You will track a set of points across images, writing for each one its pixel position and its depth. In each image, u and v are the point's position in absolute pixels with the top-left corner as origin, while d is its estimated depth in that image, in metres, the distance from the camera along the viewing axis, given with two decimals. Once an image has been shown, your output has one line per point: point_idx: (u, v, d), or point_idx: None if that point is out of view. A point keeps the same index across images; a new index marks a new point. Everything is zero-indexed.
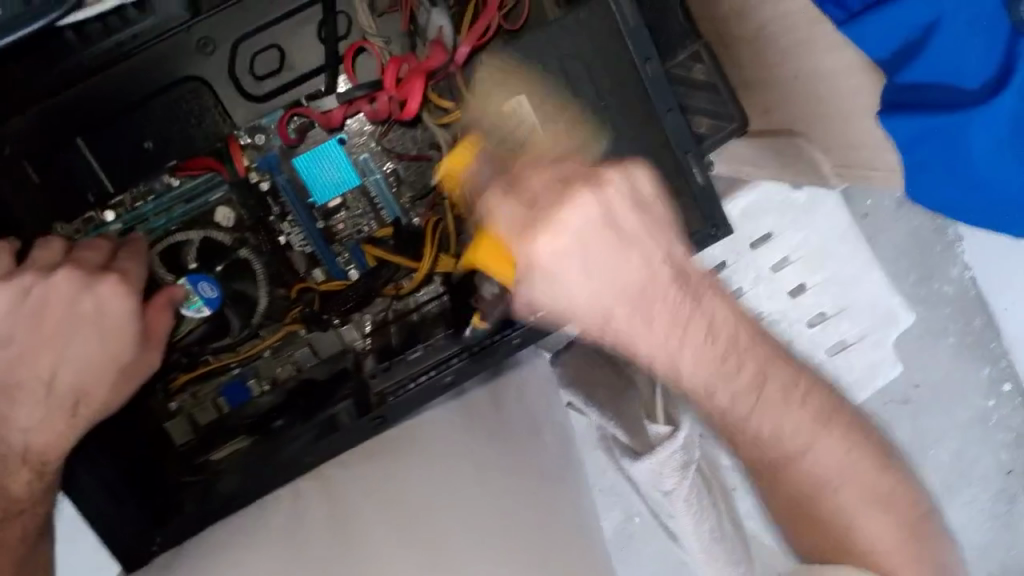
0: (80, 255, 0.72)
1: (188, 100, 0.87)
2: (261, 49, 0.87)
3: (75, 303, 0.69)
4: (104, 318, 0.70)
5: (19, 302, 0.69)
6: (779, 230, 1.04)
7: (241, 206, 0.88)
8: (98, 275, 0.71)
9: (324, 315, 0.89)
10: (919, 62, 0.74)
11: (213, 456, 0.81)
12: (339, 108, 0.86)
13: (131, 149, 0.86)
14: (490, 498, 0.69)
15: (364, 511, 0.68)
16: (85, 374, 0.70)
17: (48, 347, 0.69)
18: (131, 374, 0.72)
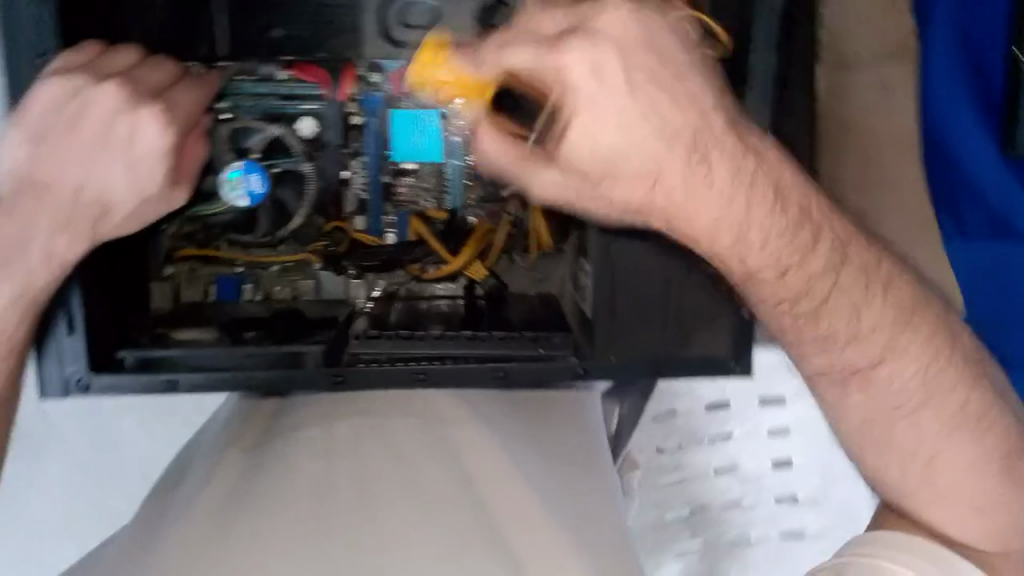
0: (138, 75, 0.68)
1: (331, 14, 0.88)
2: (416, 2, 0.89)
3: (121, 118, 0.64)
4: (134, 149, 0.65)
5: (68, 100, 0.63)
6: (791, 398, 1.10)
7: (325, 124, 0.87)
8: (146, 104, 0.65)
9: (343, 261, 0.89)
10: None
11: (175, 333, 0.77)
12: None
13: (258, 34, 0.88)
14: (511, 491, 0.70)
15: (376, 496, 0.66)
16: (92, 189, 0.64)
17: (72, 154, 0.64)
18: (142, 214, 0.67)
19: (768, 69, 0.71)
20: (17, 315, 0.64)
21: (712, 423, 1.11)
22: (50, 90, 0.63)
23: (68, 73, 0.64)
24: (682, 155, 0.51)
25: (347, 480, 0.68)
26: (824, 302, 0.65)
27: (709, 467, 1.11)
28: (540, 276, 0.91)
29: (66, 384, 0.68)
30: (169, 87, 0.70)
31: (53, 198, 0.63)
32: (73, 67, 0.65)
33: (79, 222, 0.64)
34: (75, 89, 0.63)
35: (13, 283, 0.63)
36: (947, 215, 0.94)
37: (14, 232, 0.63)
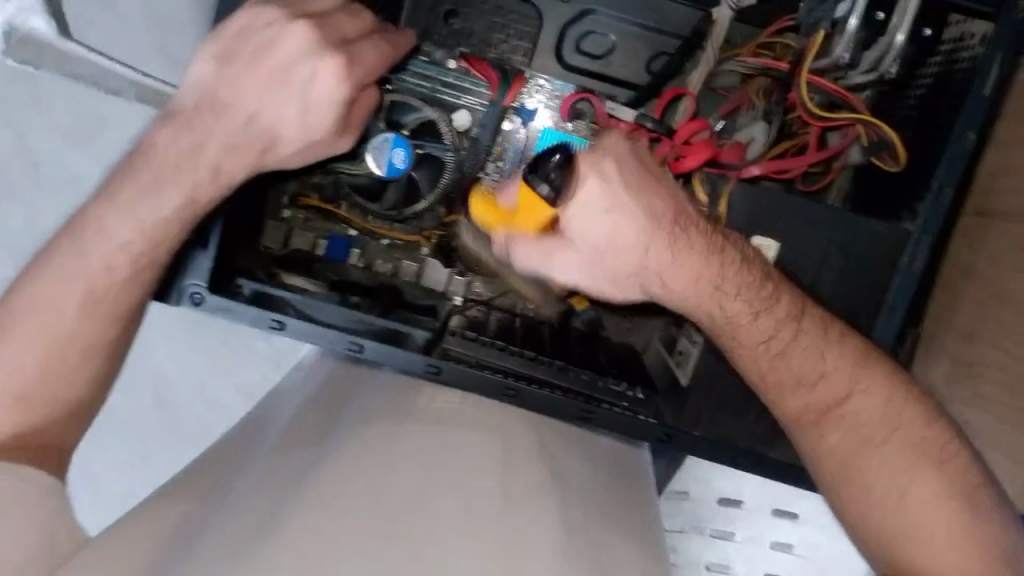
0: (335, 20, 0.67)
1: (513, 20, 0.91)
2: (599, 32, 0.91)
3: (312, 59, 0.64)
4: (315, 93, 0.64)
5: (262, 27, 0.64)
6: (807, 518, 1.11)
7: (477, 121, 0.87)
8: (336, 53, 0.64)
9: (453, 255, 0.89)
10: None
11: (287, 277, 0.78)
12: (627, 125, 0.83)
13: (438, 20, 0.90)
14: (563, 515, 0.61)
15: (423, 489, 0.57)
16: (264, 119, 0.64)
17: (258, 79, 0.64)
18: (297, 157, 0.67)
19: (945, 198, 0.68)
20: (170, 224, 0.66)
21: (720, 518, 1.12)
22: (260, 16, 0.64)
23: (268, 5, 0.65)
24: (667, 233, 0.62)
25: (414, 471, 0.59)
26: (842, 400, 0.68)
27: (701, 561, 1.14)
28: (629, 327, 0.91)
29: (183, 292, 0.69)
30: (360, 39, 0.68)
31: (230, 119, 0.64)
32: (276, 0, 0.66)
33: (249, 148, 0.65)
34: (271, 20, 0.65)
35: (179, 188, 0.65)
36: None
37: (191, 142, 0.65)
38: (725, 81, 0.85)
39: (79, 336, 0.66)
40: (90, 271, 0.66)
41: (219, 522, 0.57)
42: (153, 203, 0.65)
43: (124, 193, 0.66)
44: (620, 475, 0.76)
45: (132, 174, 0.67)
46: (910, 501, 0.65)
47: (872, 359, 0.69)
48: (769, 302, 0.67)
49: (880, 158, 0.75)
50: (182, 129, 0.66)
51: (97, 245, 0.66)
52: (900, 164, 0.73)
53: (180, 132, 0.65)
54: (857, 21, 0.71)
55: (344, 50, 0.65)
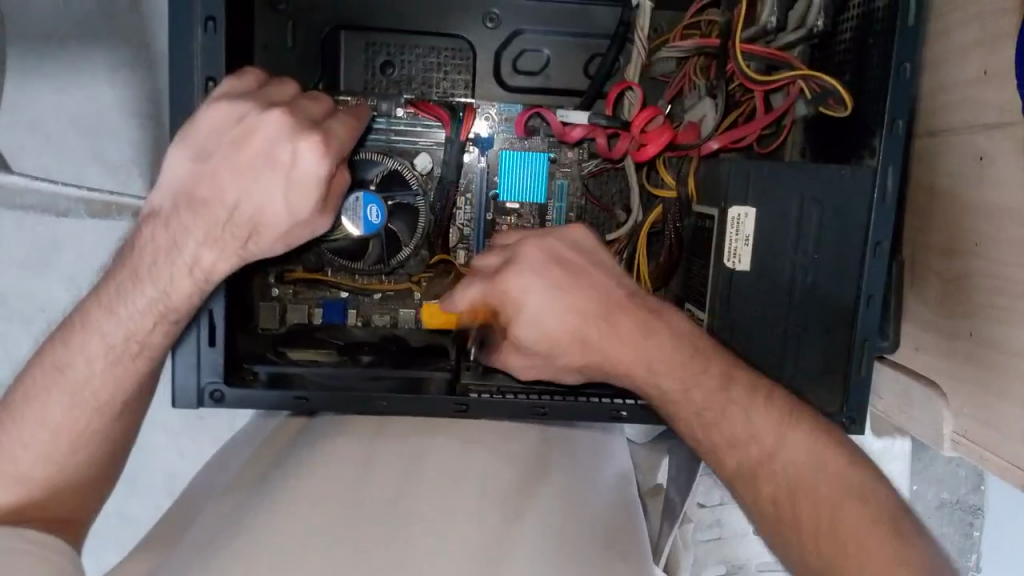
0: (300, 105, 0.65)
1: (450, 56, 0.93)
2: (534, 48, 0.93)
3: (275, 147, 0.62)
4: (295, 172, 0.63)
5: (232, 124, 0.63)
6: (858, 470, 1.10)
7: (440, 160, 0.90)
8: (309, 133, 0.63)
9: (447, 294, 0.90)
10: None
11: (291, 353, 0.79)
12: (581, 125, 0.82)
13: (376, 72, 0.93)
14: (510, 516, 0.71)
15: (382, 513, 0.69)
16: (238, 211, 0.63)
17: (235, 175, 0.63)
18: (281, 241, 0.65)
19: (899, 130, 0.71)
20: (153, 315, 0.65)
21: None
22: (218, 113, 0.63)
23: (233, 99, 0.63)
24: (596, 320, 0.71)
25: (388, 479, 0.74)
26: (767, 457, 0.71)
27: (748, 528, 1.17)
28: None
29: (199, 393, 0.70)
30: (326, 117, 0.67)
31: (208, 214, 0.63)
32: (237, 94, 0.64)
33: (231, 240, 0.63)
34: (240, 114, 0.63)
35: (155, 283, 0.64)
36: None
37: (168, 240, 0.64)
38: (662, 68, 0.88)
39: (83, 430, 0.66)
40: (80, 373, 0.66)
41: (222, 515, 0.72)
42: (129, 298, 0.65)
43: (110, 291, 0.66)
44: (604, 450, 0.87)
45: (113, 272, 0.66)
46: (867, 551, 0.66)
47: (795, 417, 0.71)
48: (697, 375, 0.71)
49: (826, 105, 0.77)
50: (159, 228, 0.64)
51: (86, 345, 0.66)
52: (846, 107, 0.75)
53: (156, 231, 0.64)
54: None
55: (318, 129, 0.64)
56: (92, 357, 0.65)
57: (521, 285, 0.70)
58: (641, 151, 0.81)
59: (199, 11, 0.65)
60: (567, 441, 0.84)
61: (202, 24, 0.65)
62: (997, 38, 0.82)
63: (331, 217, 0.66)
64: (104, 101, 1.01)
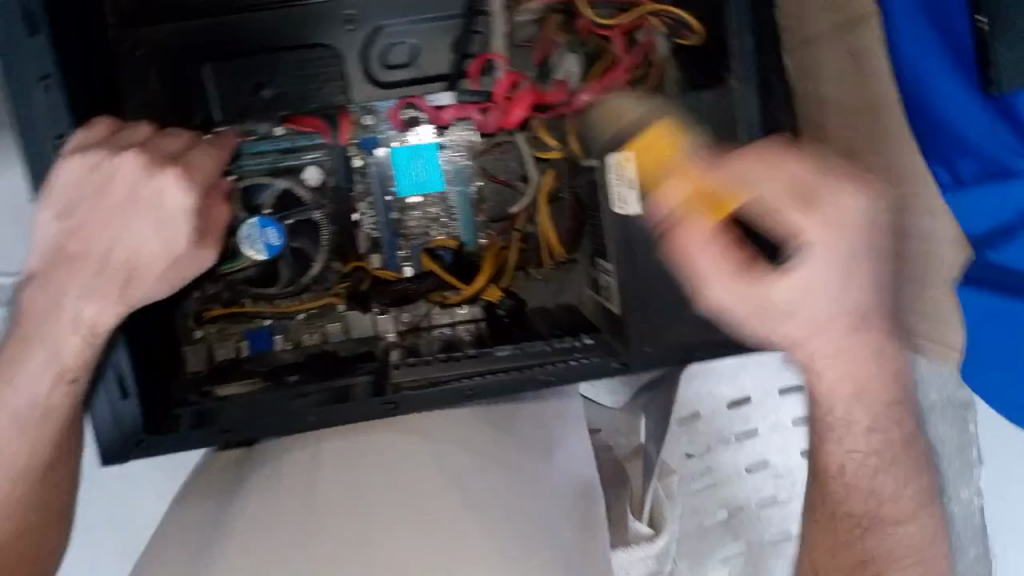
0: (155, 143, 0.66)
1: (318, 63, 0.92)
2: (395, 42, 0.93)
3: (139, 187, 0.63)
4: (164, 208, 0.63)
5: (87, 174, 0.63)
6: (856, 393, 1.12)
7: (329, 170, 0.91)
8: (167, 167, 0.63)
9: (368, 299, 0.92)
10: (1015, 243, 0.70)
11: (219, 390, 0.77)
12: (451, 107, 0.90)
13: (249, 95, 0.92)
14: (471, 502, 0.75)
15: (344, 522, 0.72)
16: (114, 258, 0.63)
17: (103, 224, 0.63)
18: (169, 279, 0.65)
19: (746, 45, 0.72)
20: (51, 376, 0.65)
21: (735, 422, 1.17)
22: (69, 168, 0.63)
23: (86, 150, 0.63)
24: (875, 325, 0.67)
25: (336, 482, 0.75)
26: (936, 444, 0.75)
27: (740, 466, 1.18)
28: (556, 288, 0.93)
29: (123, 444, 0.69)
30: (185, 150, 0.67)
31: (85, 267, 0.64)
32: (88, 144, 0.64)
33: (109, 287, 0.63)
34: (95, 163, 0.63)
35: (47, 344, 0.64)
36: (941, 166, 0.76)
37: (50, 302, 0.64)
38: (524, 33, 0.88)
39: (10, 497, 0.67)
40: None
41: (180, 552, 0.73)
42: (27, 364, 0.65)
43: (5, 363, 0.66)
44: (549, 425, 0.88)
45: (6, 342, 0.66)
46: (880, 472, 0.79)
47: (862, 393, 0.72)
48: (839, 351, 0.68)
49: (680, 35, 0.79)
50: (39, 290, 0.65)
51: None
52: (698, 35, 0.77)
53: (36, 294, 0.64)
54: None
55: (178, 163, 0.65)
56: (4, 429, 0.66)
57: (823, 250, 0.59)
58: (507, 117, 0.86)
59: (33, 73, 0.64)
60: (508, 416, 0.85)
61: (38, 85, 0.64)
62: None
63: (213, 246, 0.67)
64: None
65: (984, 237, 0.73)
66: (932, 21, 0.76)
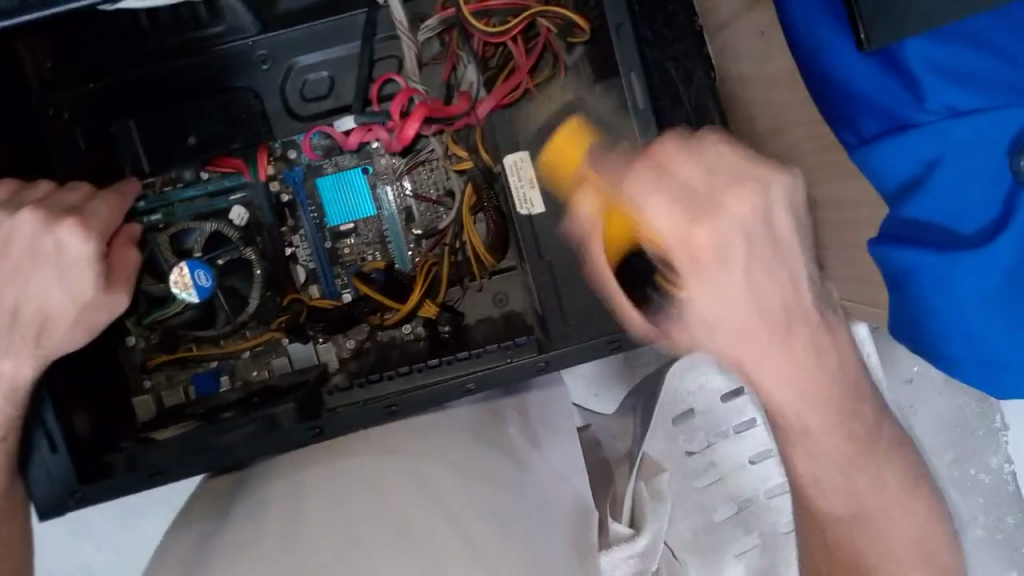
0: (55, 198, 0.68)
1: (237, 105, 0.94)
2: (312, 75, 0.95)
3: (37, 241, 0.65)
4: (65, 260, 0.66)
5: None
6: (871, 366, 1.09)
7: (256, 207, 0.92)
8: (65, 219, 0.66)
9: (307, 329, 0.92)
10: (920, 198, 0.71)
11: (157, 434, 0.79)
12: (356, 131, 0.91)
13: (174, 143, 0.93)
14: (458, 513, 0.70)
15: (326, 540, 0.66)
16: (24, 313, 0.65)
17: (10, 282, 0.65)
18: (84, 326, 0.67)
19: (627, 32, 0.72)
20: None
21: (733, 415, 1.17)
22: None
23: None
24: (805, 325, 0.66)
25: (319, 504, 0.71)
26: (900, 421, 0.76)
27: (743, 458, 1.17)
28: (500, 297, 0.92)
29: (60, 498, 0.70)
30: (86, 201, 0.70)
31: None
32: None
33: (21, 342, 0.65)
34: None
35: None
36: (846, 129, 0.77)
37: None
38: (430, 51, 0.92)
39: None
40: None
41: None
42: None
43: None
44: (534, 434, 0.89)
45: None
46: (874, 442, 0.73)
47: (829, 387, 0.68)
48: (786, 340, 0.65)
49: (573, 34, 0.81)
50: None
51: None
52: (585, 31, 0.79)
53: None
54: None
55: (75, 213, 0.67)
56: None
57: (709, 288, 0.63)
58: (400, 135, 0.87)
59: None
60: (488, 423, 0.85)
61: None
62: None
63: (123, 290, 0.69)
64: None
65: (896, 193, 0.73)
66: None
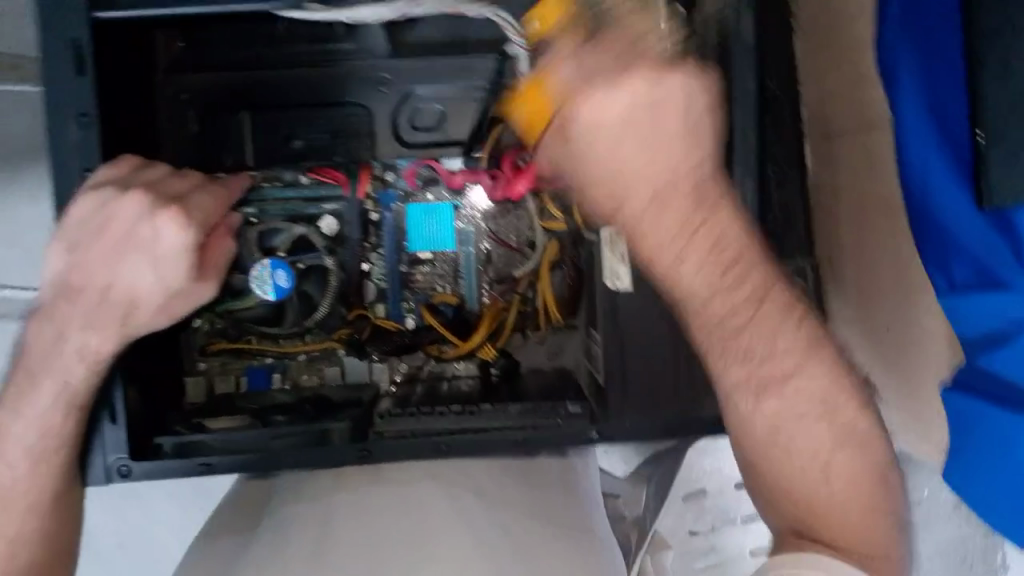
0: (163, 183, 0.70)
1: (345, 122, 0.97)
2: (424, 105, 0.97)
3: (137, 226, 0.67)
4: (158, 247, 0.67)
5: (95, 211, 0.66)
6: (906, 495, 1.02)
7: (345, 221, 0.94)
8: (167, 207, 0.67)
9: (367, 348, 0.94)
10: (1002, 353, 0.72)
11: (208, 423, 0.80)
12: (463, 171, 0.95)
13: (282, 145, 0.97)
14: (495, 548, 0.68)
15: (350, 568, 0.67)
16: (117, 292, 0.67)
17: (107, 260, 0.67)
18: (174, 312, 0.69)
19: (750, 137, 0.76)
20: (59, 410, 0.68)
21: (742, 502, 1.12)
22: (82, 204, 0.66)
23: (99, 187, 0.67)
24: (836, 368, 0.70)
25: (356, 528, 0.71)
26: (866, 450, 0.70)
27: (744, 549, 1.12)
28: (554, 352, 0.96)
29: (108, 472, 0.72)
30: (193, 191, 0.72)
31: (85, 300, 0.67)
32: (108, 181, 0.68)
33: (108, 320, 0.66)
34: (104, 200, 0.66)
35: (53, 376, 0.67)
36: (937, 271, 0.77)
37: (55, 332, 0.67)
38: None
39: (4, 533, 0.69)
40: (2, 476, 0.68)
41: None
42: (31, 397, 0.68)
43: (14, 393, 0.69)
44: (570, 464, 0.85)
45: (14, 375, 0.70)
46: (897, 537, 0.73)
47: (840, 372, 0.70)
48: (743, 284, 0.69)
49: None
50: (46, 322, 0.68)
51: (5, 453, 0.69)
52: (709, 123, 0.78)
53: (44, 325, 0.68)
54: None
55: (178, 202, 0.69)
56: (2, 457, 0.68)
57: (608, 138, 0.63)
58: (511, 184, 0.93)
59: (72, 110, 0.70)
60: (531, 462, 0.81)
61: (76, 120, 0.70)
62: None
63: (212, 281, 0.71)
64: None
65: (972, 342, 0.75)
66: (939, 127, 0.77)
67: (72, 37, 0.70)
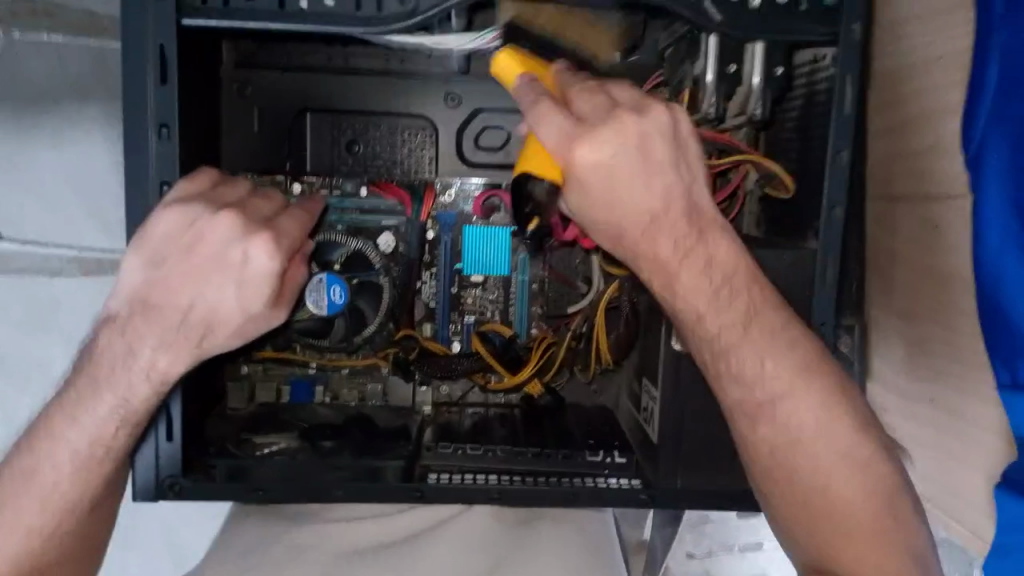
0: (251, 205, 0.69)
1: (410, 134, 0.94)
2: (493, 126, 0.95)
3: (227, 247, 0.65)
4: (246, 271, 0.65)
5: (182, 227, 0.65)
6: None
7: (403, 240, 0.91)
8: (259, 232, 0.66)
9: (412, 369, 0.93)
10: None
11: (254, 438, 0.81)
12: None
13: (341, 151, 0.94)
14: None
15: None
16: (199, 313, 0.65)
17: (189, 279, 0.65)
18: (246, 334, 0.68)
19: (837, 216, 0.72)
20: (115, 424, 0.66)
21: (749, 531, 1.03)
22: (170, 219, 0.65)
23: (185, 203, 0.66)
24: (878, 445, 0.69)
25: None
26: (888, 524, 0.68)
27: None
28: (596, 388, 0.98)
29: (157, 486, 0.71)
30: (279, 214, 0.71)
31: (162, 318, 0.65)
32: (192, 197, 0.67)
33: (184, 341, 0.65)
34: (192, 218, 0.65)
35: (113, 390, 0.66)
36: (1000, 362, 0.73)
37: (125, 347, 0.66)
38: None
39: (45, 538, 0.67)
40: (47, 481, 0.66)
41: None
42: (87, 407, 0.66)
43: (68, 399, 0.67)
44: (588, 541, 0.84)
45: (70, 383, 0.68)
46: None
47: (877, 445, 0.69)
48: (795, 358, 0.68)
49: (773, 185, 0.80)
50: (116, 334, 0.66)
51: (51, 454, 0.66)
52: (790, 191, 0.78)
53: (112, 338, 0.66)
54: (710, 78, 0.75)
55: (269, 227, 0.68)
56: (47, 465, 0.66)
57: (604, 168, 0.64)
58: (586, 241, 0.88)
59: (152, 120, 0.68)
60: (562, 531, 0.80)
61: (156, 131, 0.68)
62: (928, 114, 0.84)
63: (284, 309, 0.69)
64: (43, 159, 1.02)
65: None
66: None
67: (160, 39, 0.67)
